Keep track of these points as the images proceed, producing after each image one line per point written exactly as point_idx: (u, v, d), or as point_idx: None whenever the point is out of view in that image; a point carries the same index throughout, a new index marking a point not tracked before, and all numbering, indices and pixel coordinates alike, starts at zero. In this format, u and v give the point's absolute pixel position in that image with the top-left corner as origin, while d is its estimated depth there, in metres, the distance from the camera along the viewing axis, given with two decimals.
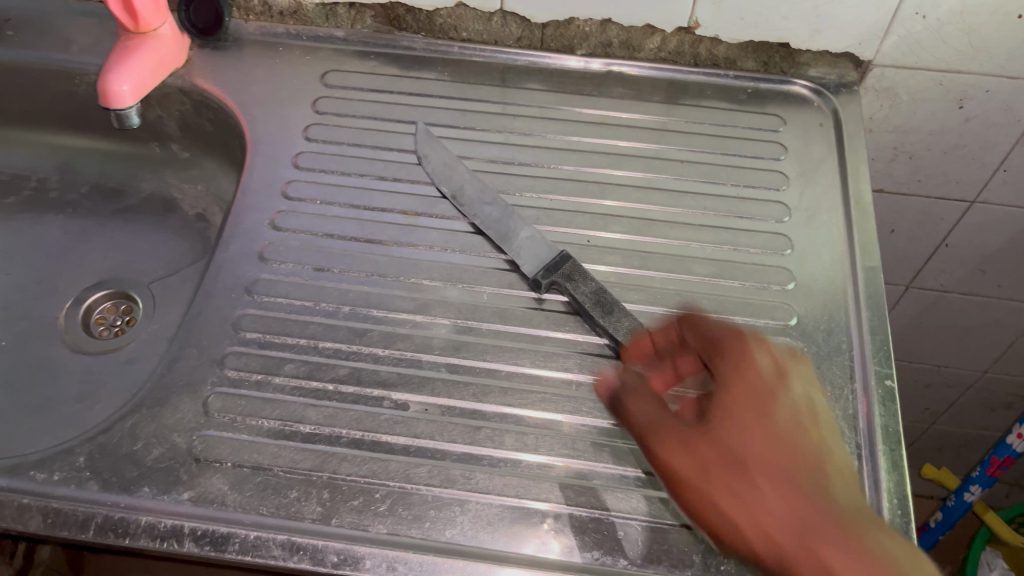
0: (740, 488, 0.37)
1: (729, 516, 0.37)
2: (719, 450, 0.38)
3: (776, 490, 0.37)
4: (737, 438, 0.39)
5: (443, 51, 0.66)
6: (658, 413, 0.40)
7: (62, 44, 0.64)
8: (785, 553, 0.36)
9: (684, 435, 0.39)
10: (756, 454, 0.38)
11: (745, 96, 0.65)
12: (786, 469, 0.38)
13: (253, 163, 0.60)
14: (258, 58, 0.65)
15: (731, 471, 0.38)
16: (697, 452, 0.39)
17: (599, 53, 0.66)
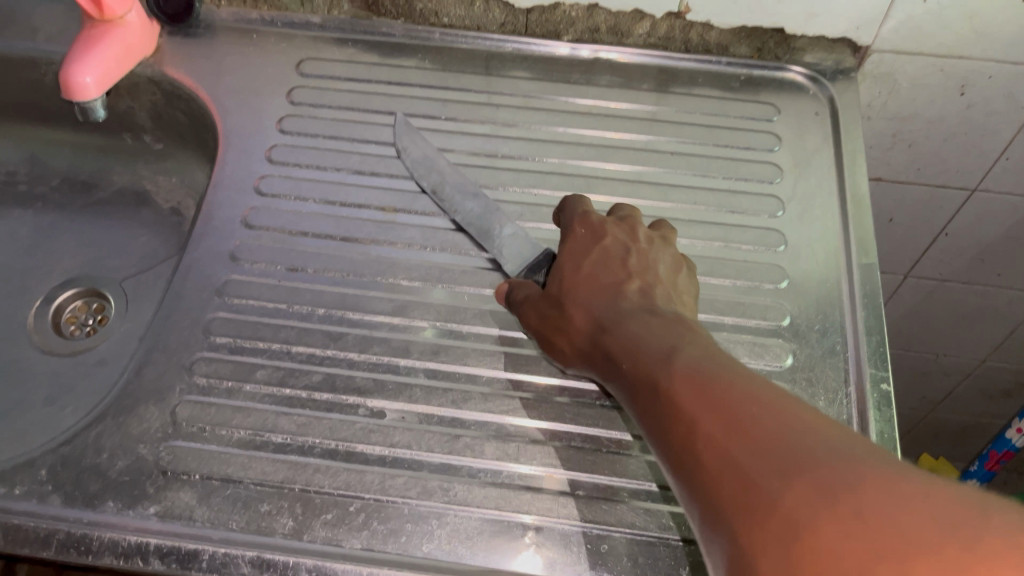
0: (709, 394, 0.34)
1: (580, 337, 0.45)
2: (568, 275, 0.47)
3: (604, 288, 0.46)
4: (577, 262, 0.47)
5: (424, 38, 0.64)
6: (541, 296, 0.48)
7: (26, 33, 0.61)
8: (616, 323, 0.43)
9: (553, 289, 0.47)
10: (594, 266, 0.47)
11: (737, 84, 0.63)
12: (618, 267, 0.47)
13: (226, 157, 0.57)
14: (231, 47, 0.63)
15: (567, 297, 0.46)
16: (653, 375, 0.37)
17: (586, 39, 0.63)
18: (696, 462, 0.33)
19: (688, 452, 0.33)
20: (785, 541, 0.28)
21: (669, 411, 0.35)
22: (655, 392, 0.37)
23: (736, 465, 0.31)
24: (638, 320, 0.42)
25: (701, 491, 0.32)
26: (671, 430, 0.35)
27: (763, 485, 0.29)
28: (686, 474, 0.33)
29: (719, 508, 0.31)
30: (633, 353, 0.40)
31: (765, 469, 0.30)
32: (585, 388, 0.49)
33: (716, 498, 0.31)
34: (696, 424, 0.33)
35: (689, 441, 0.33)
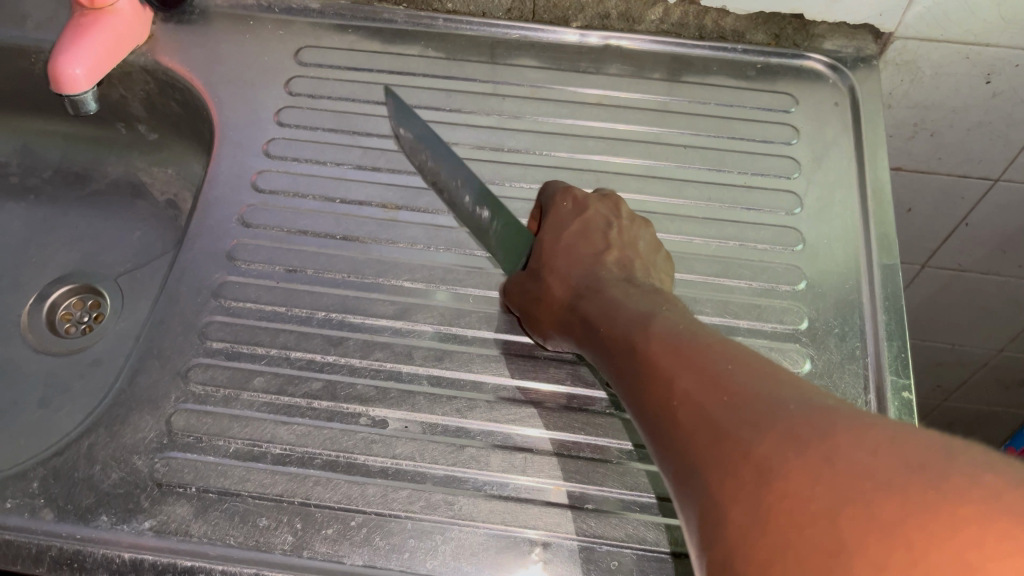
0: (691, 358, 0.32)
1: (556, 306, 0.45)
2: (548, 249, 0.47)
3: (583, 260, 0.46)
4: (558, 236, 0.48)
5: (427, 24, 0.61)
6: (520, 271, 0.48)
7: (13, 20, 0.59)
8: (593, 291, 0.43)
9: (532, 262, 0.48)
10: (574, 238, 0.47)
11: (754, 72, 0.60)
12: (597, 241, 0.47)
13: (221, 151, 0.55)
14: (226, 34, 0.60)
15: (544, 268, 0.47)
16: (632, 343, 0.36)
17: (596, 26, 0.60)
18: (671, 422, 0.31)
19: (663, 415, 0.32)
20: (754, 490, 0.26)
21: (646, 375, 0.34)
22: (635, 358, 0.35)
23: (712, 421, 0.29)
24: (613, 289, 0.42)
25: (675, 453, 0.30)
26: (647, 394, 0.33)
27: (738, 436, 0.27)
28: (661, 439, 0.32)
29: (691, 467, 0.29)
30: (606, 319, 0.40)
31: (742, 423, 0.28)
32: (594, 395, 0.47)
33: (688, 456, 0.29)
34: (674, 385, 0.32)
35: (665, 403, 0.32)
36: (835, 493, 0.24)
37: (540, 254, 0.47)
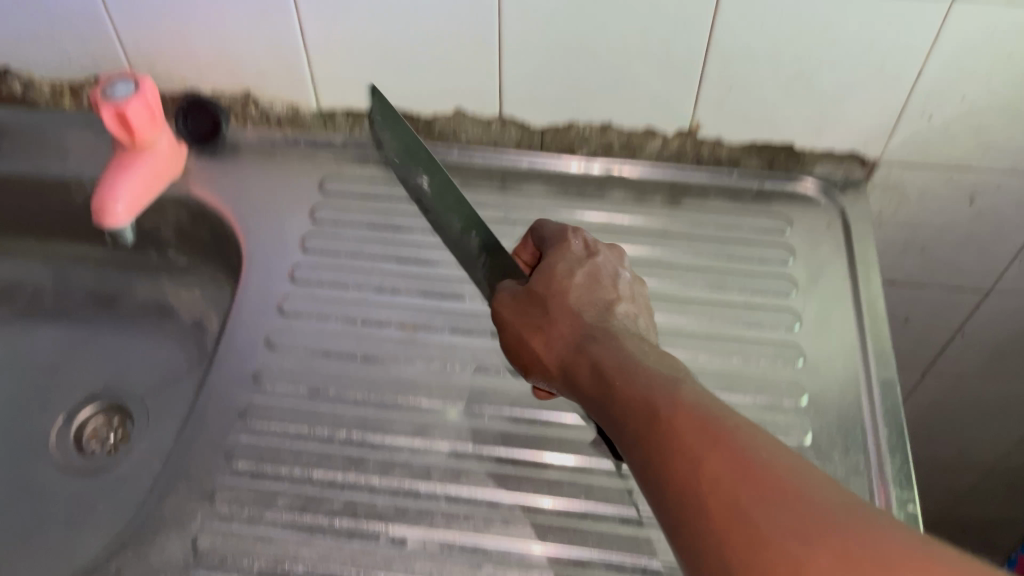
0: (724, 443, 0.33)
1: (557, 351, 0.44)
2: (552, 284, 0.46)
3: (585, 304, 0.45)
4: (563, 271, 0.47)
5: (442, 154, 0.65)
6: (517, 296, 0.48)
7: (59, 157, 0.64)
8: (603, 339, 0.42)
9: (533, 293, 0.47)
10: (581, 279, 0.47)
11: (749, 197, 0.64)
12: (606, 292, 0.47)
13: (249, 276, 0.59)
14: (256, 167, 0.65)
15: (546, 301, 0.46)
16: (656, 409, 0.36)
17: (600, 154, 0.65)
18: (698, 503, 0.32)
19: (688, 492, 0.33)
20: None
21: (671, 448, 0.34)
22: (657, 425, 0.35)
23: (750, 523, 0.30)
24: (626, 342, 0.42)
25: (696, 534, 0.31)
26: (667, 465, 0.34)
27: (776, 545, 0.29)
28: (678, 512, 0.33)
29: (716, 554, 0.30)
30: (621, 376, 0.39)
31: (782, 532, 0.29)
32: (607, 510, 0.49)
33: (714, 542, 0.30)
34: (704, 470, 0.32)
35: (692, 482, 0.33)
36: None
37: (542, 290, 0.46)
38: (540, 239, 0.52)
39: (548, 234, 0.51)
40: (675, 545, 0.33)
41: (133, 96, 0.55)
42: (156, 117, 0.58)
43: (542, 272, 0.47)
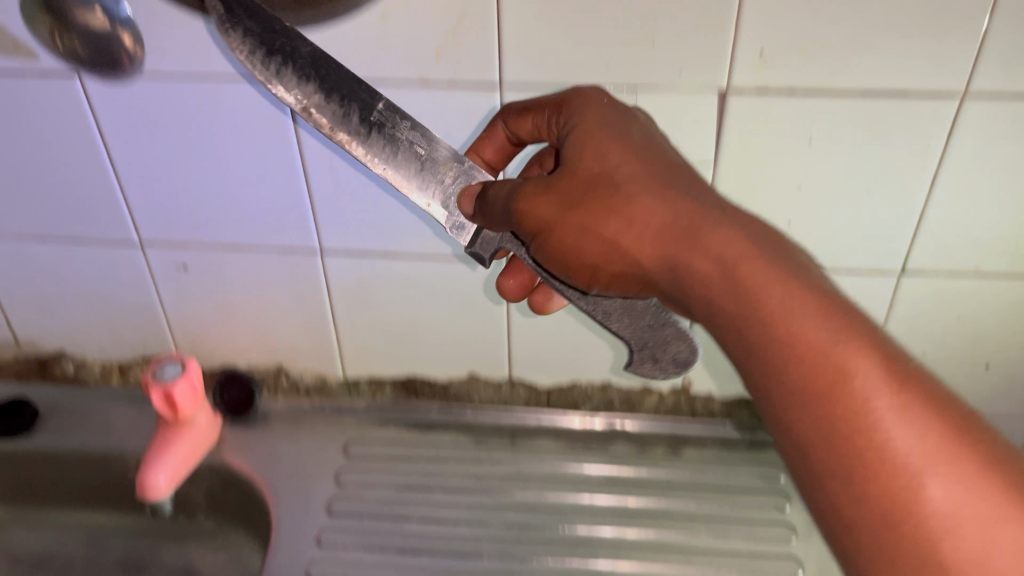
0: (894, 425, 0.34)
1: (635, 238, 0.40)
2: (597, 170, 0.41)
3: (681, 199, 0.40)
4: (615, 164, 0.41)
5: (457, 415, 0.71)
6: (552, 186, 0.42)
7: (105, 432, 0.69)
8: (705, 241, 0.39)
9: (578, 176, 0.41)
10: (642, 170, 0.41)
11: (743, 446, 0.68)
12: (682, 181, 0.41)
13: (277, 542, 0.62)
14: (284, 434, 0.70)
15: (613, 195, 0.40)
16: (816, 375, 0.36)
17: (602, 410, 0.71)
18: (865, 476, 0.34)
19: (852, 466, 0.34)
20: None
21: (836, 420, 0.35)
22: (816, 389, 0.36)
23: (925, 506, 0.33)
24: (744, 261, 0.38)
25: (860, 501, 0.34)
26: (837, 439, 0.35)
27: (952, 530, 0.32)
28: (840, 474, 0.35)
29: (887, 531, 0.33)
30: (752, 309, 0.38)
31: (958, 511, 0.32)
32: None
33: (884, 519, 0.33)
34: (884, 460, 0.34)
35: (859, 458, 0.34)
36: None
37: (593, 186, 0.41)
38: (566, 101, 0.46)
39: (586, 96, 0.45)
40: (824, 497, 0.36)
41: (180, 377, 0.62)
42: (198, 393, 0.64)
43: (581, 136, 0.43)
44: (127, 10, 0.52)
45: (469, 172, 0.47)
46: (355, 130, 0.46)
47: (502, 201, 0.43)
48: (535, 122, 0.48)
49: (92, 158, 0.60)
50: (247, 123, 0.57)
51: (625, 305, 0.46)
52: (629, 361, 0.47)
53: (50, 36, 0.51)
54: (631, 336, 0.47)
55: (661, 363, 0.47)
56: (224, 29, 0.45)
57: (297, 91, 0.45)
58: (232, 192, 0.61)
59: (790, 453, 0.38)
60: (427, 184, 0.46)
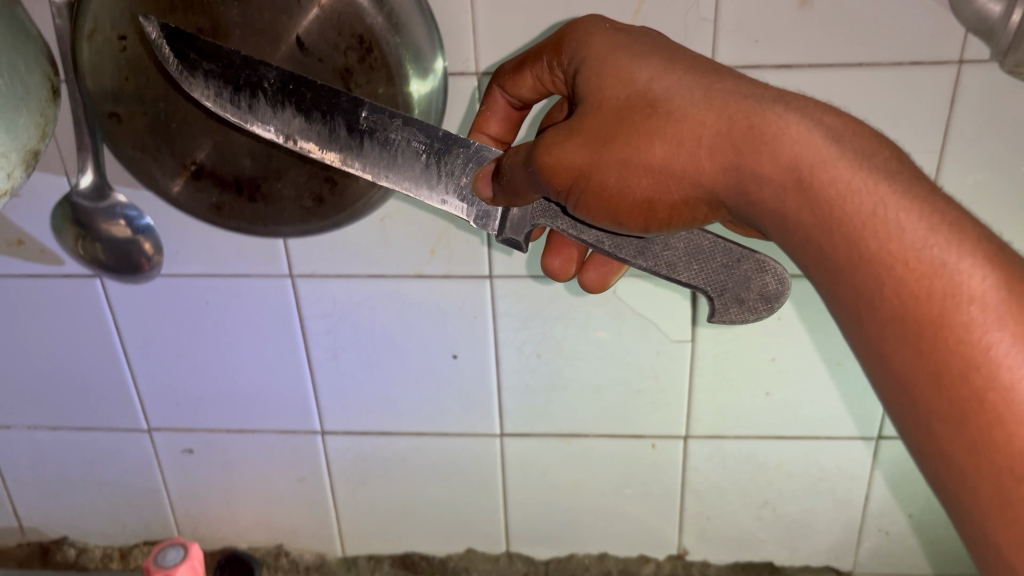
0: (1013, 340, 0.31)
1: (693, 159, 0.36)
2: (626, 94, 0.37)
3: (731, 103, 0.36)
4: (649, 81, 0.37)
5: None
6: (577, 129, 0.38)
7: None
8: (773, 142, 0.34)
9: (605, 108, 0.38)
10: (684, 86, 0.37)
11: None
12: (726, 84, 0.36)
13: None
14: None
15: (654, 113, 0.36)
16: (919, 302, 0.32)
17: None
18: (982, 400, 0.31)
19: (968, 391, 0.31)
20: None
21: (943, 340, 0.32)
22: (920, 314, 0.32)
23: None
24: (824, 163, 0.34)
25: (966, 421, 0.32)
26: (948, 361, 0.32)
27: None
28: (950, 400, 0.32)
29: (993, 450, 0.31)
30: (835, 218, 0.34)
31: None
32: None
33: (992, 447, 0.31)
34: (1000, 381, 0.31)
35: (975, 383, 0.31)
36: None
37: (628, 114, 0.37)
38: (563, 38, 0.41)
39: (583, 28, 0.41)
40: (903, 407, 0.34)
41: (181, 561, 0.63)
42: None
43: (596, 66, 0.39)
44: (148, 220, 0.57)
45: (474, 151, 0.43)
46: (349, 145, 0.44)
47: (520, 163, 0.39)
48: (535, 77, 0.44)
49: (106, 351, 0.64)
50: (256, 318, 0.61)
51: (686, 247, 0.41)
52: (712, 310, 0.42)
53: (75, 243, 0.56)
54: (705, 282, 0.41)
55: (748, 304, 0.41)
56: (186, 79, 0.45)
57: (285, 121, 0.44)
58: (239, 379, 0.64)
59: (881, 381, 0.35)
60: (443, 185, 0.43)
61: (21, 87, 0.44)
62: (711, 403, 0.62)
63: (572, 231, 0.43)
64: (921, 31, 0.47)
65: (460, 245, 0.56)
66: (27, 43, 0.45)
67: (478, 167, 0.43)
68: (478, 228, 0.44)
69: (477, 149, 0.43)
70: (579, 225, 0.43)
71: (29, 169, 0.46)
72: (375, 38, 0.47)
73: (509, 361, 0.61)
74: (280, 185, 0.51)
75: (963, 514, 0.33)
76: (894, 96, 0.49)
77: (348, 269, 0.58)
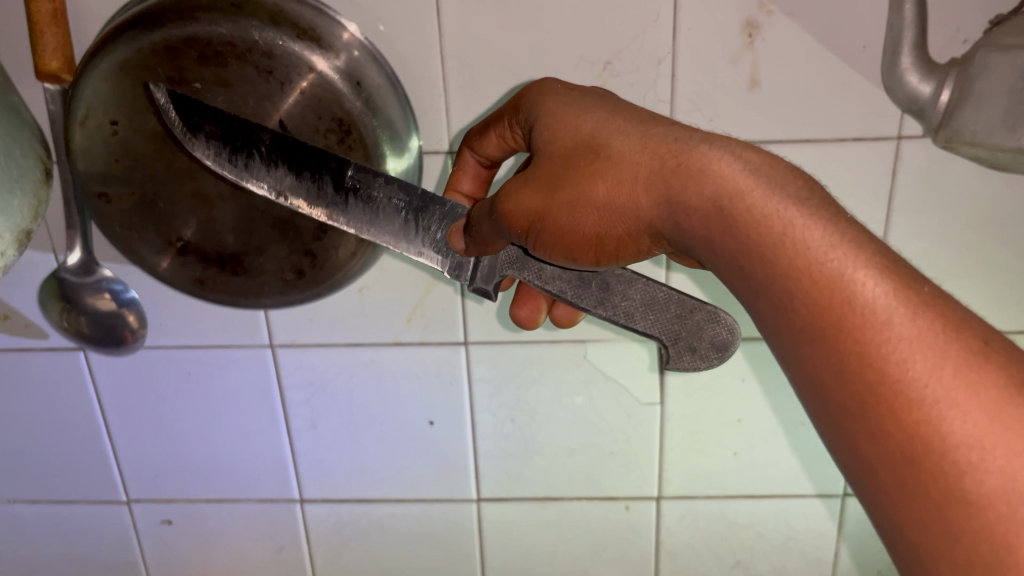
0: (919, 351, 0.30)
1: (630, 196, 0.38)
2: (574, 143, 0.40)
3: (662, 142, 0.37)
4: (594, 130, 0.39)
5: None
6: (532, 177, 0.41)
7: None
8: (695, 173, 0.35)
9: (557, 156, 0.40)
10: (626, 131, 0.39)
11: None
12: (663, 126, 0.38)
13: None
14: None
15: (594, 157, 0.39)
16: (830, 313, 0.32)
17: None
18: (891, 414, 0.30)
19: (880, 406, 0.30)
20: (1015, 509, 0.27)
21: (850, 357, 0.31)
22: (829, 331, 0.32)
23: (951, 439, 0.29)
24: (741, 187, 0.35)
25: (881, 439, 0.30)
26: (858, 377, 0.31)
27: (983, 470, 0.28)
28: (865, 419, 0.31)
29: (908, 469, 0.30)
30: (751, 240, 0.34)
31: (989, 437, 0.28)
32: None
33: (906, 462, 0.30)
34: (908, 393, 0.30)
35: (885, 398, 0.30)
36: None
37: (575, 159, 0.39)
38: (524, 96, 0.44)
39: (540, 90, 0.43)
40: (830, 429, 0.33)
41: None
42: None
43: (548, 120, 0.41)
44: (132, 293, 0.58)
45: (452, 209, 0.45)
46: (333, 201, 0.46)
47: (486, 212, 0.41)
48: (500, 136, 0.47)
49: (87, 423, 0.65)
50: (236, 389, 0.63)
51: (644, 298, 0.44)
52: (666, 358, 0.45)
53: (60, 316, 0.58)
54: (661, 332, 0.44)
55: (700, 352, 0.44)
56: (188, 140, 0.47)
57: (276, 179, 0.46)
58: (219, 448, 0.65)
59: (810, 406, 0.34)
60: (420, 240, 0.45)
61: (14, 170, 0.46)
62: (682, 464, 0.63)
63: (537, 281, 0.45)
64: (861, 110, 0.51)
65: (436, 313, 0.59)
66: (22, 128, 0.48)
67: (451, 221, 0.45)
68: (452, 278, 0.46)
69: (455, 207, 0.45)
70: (544, 275, 0.45)
71: (21, 247, 0.48)
72: (353, 120, 0.50)
73: (485, 426, 0.63)
74: (261, 260, 0.53)
75: (895, 540, 0.31)
76: (840, 169, 0.53)
77: (327, 338, 0.60)
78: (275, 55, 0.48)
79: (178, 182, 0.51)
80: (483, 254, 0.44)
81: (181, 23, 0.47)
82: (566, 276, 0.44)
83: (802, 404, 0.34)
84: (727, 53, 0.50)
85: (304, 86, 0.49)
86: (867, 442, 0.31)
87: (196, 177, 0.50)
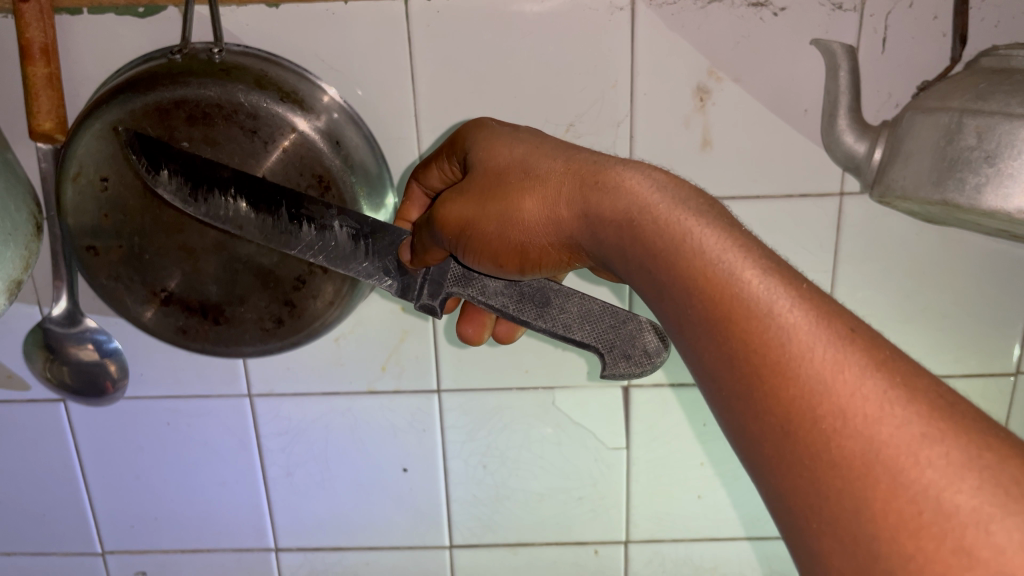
0: (799, 334, 0.31)
1: (551, 209, 0.40)
2: (505, 164, 0.42)
3: (583, 163, 0.39)
4: (523, 155, 0.42)
5: None
6: (467, 189, 0.43)
7: None
8: (610, 188, 0.38)
9: (490, 174, 0.42)
10: (554, 155, 0.41)
11: None
12: (588, 152, 0.40)
13: None
14: None
15: (519, 175, 0.41)
16: (715, 301, 0.33)
17: None
18: (771, 390, 0.30)
19: (762, 383, 0.31)
20: (873, 469, 0.28)
21: (735, 340, 0.32)
22: (715, 317, 0.33)
23: (820, 410, 0.29)
24: (645, 199, 0.36)
25: (765, 415, 0.31)
26: (742, 360, 0.32)
27: (848, 434, 0.28)
28: (752, 395, 0.31)
29: (785, 440, 0.30)
30: (649, 238, 0.36)
31: (854, 406, 0.29)
32: None
33: (783, 433, 0.30)
34: (788, 371, 0.30)
35: (765, 375, 0.31)
36: (952, 478, 0.27)
37: (505, 178, 0.41)
38: (463, 132, 0.47)
39: (478, 124, 0.46)
40: (722, 411, 0.33)
41: None
42: None
43: (482, 144, 0.44)
44: (115, 343, 0.60)
45: (402, 236, 0.47)
46: (288, 230, 0.48)
47: (425, 222, 0.44)
48: (440, 170, 0.49)
49: (66, 473, 0.66)
50: (214, 439, 0.64)
51: (580, 311, 0.45)
52: (603, 365, 0.46)
53: (44, 366, 0.59)
54: (598, 341, 0.45)
55: (634, 359, 0.46)
56: (152, 178, 0.49)
57: (235, 211, 0.48)
58: (195, 498, 0.67)
59: (707, 393, 0.34)
60: (372, 264, 0.47)
61: (9, 224, 0.49)
62: (648, 508, 0.65)
63: (480, 297, 0.46)
64: (805, 168, 0.55)
65: (410, 361, 0.61)
66: (16, 185, 0.50)
67: (399, 246, 0.47)
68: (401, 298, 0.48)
69: (405, 234, 0.47)
70: (487, 291, 0.46)
71: (11, 296, 0.51)
72: (332, 177, 0.53)
73: (457, 473, 0.65)
74: (243, 309, 0.55)
75: (781, 511, 0.31)
76: (788, 223, 0.57)
77: (305, 388, 0.62)
78: (259, 116, 0.52)
79: (165, 234, 0.53)
80: (428, 266, 0.47)
81: (172, 87, 0.50)
82: (508, 291, 0.46)
83: (699, 388, 0.35)
84: (680, 116, 0.54)
85: (286, 145, 0.52)
86: (753, 420, 0.31)
87: (183, 230, 0.53)
